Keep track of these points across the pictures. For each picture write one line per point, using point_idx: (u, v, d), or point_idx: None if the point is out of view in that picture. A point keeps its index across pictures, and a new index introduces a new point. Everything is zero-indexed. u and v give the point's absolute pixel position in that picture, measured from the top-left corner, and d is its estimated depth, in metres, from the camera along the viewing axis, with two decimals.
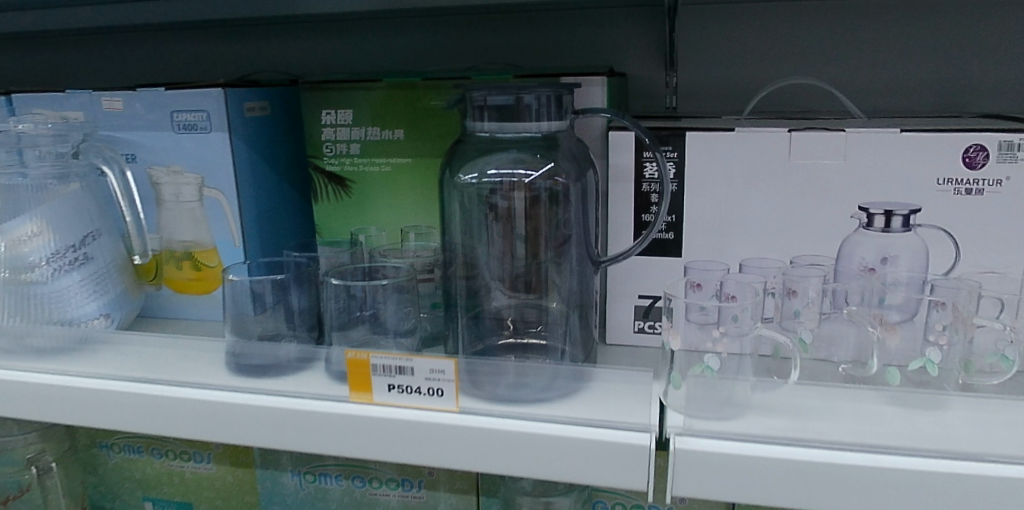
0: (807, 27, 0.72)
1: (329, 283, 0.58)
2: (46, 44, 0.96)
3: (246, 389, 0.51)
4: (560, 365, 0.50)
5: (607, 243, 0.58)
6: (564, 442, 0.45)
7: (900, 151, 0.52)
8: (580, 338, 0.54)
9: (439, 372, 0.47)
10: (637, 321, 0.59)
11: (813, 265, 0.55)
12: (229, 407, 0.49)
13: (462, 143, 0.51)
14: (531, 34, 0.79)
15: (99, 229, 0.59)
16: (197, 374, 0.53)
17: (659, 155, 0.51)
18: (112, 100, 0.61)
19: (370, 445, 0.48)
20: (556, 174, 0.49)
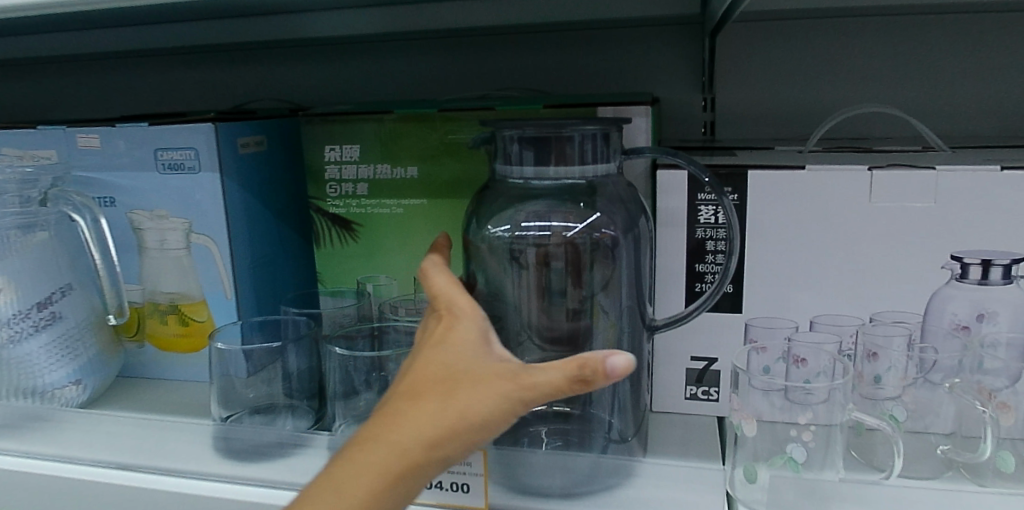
0: (862, 45, 0.65)
1: (331, 352, 0.47)
2: (27, 71, 0.90)
3: (236, 479, 0.43)
4: (601, 456, 0.43)
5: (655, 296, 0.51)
6: None
7: (1002, 192, 0.44)
8: (629, 405, 0.46)
9: (466, 465, 0.40)
10: (689, 387, 0.52)
11: (896, 323, 0.47)
12: (216, 503, 0.41)
13: (489, 190, 0.43)
14: (553, 56, 0.72)
15: (70, 284, 0.51)
16: (179, 459, 0.45)
17: (724, 198, 0.42)
18: (88, 137, 0.54)
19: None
20: (600, 226, 0.41)
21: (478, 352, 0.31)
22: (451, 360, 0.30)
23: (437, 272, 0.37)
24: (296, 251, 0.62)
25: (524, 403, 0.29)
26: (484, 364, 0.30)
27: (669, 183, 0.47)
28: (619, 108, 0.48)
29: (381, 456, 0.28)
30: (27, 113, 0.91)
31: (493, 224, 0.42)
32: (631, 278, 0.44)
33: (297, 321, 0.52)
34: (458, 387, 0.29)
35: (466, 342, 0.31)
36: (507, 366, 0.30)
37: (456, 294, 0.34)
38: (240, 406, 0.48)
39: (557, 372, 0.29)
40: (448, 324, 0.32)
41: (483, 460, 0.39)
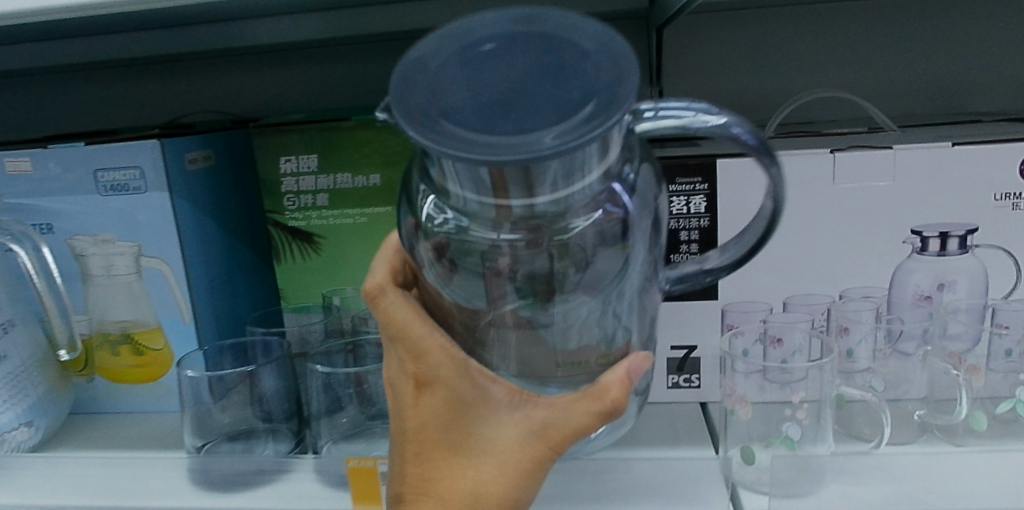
0: (803, 32, 0.67)
1: (311, 371, 0.45)
2: None
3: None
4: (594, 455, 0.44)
5: None
6: None
7: (954, 165, 0.46)
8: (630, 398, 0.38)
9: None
10: (671, 375, 0.53)
11: (866, 298, 0.49)
12: None
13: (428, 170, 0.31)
14: None
15: (12, 319, 0.47)
16: (154, 494, 0.42)
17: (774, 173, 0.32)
18: (17, 160, 0.50)
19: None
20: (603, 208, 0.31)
21: (484, 422, 0.34)
22: (477, 442, 0.34)
23: (395, 318, 0.34)
24: (253, 269, 0.59)
25: (557, 452, 0.34)
26: (507, 436, 0.33)
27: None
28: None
29: None
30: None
31: (432, 215, 0.32)
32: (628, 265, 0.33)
33: (268, 340, 0.50)
34: (481, 467, 0.34)
35: (465, 416, 0.34)
36: (518, 430, 0.33)
37: (435, 361, 0.33)
38: (214, 433, 0.45)
39: (580, 428, 0.32)
40: (434, 386, 0.34)
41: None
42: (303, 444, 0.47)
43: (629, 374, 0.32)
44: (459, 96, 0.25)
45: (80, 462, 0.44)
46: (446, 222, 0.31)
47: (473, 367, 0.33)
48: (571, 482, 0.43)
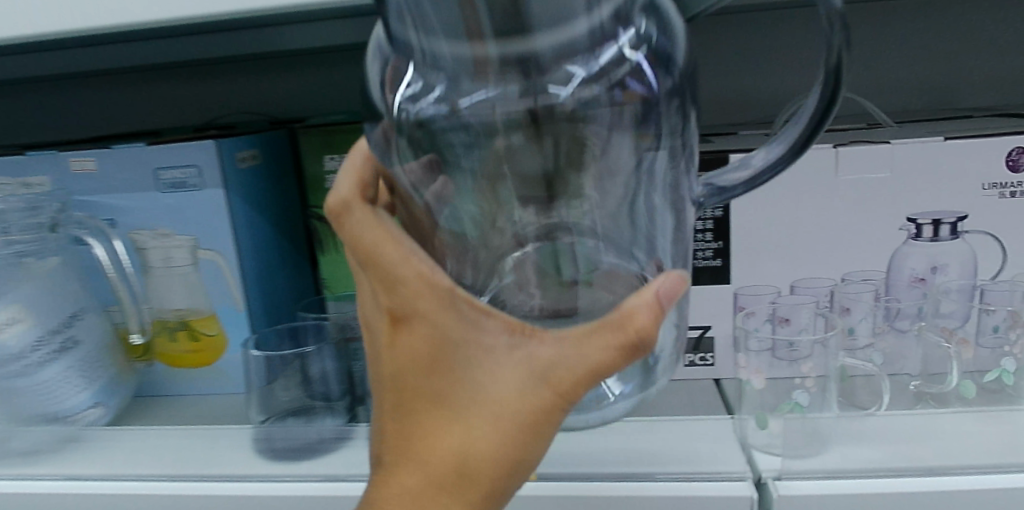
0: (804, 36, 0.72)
1: None
2: None
3: (290, 477, 0.45)
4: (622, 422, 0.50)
5: None
6: (649, 501, 0.44)
7: (947, 159, 0.50)
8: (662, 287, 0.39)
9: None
10: (687, 354, 0.58)
11: (865, 280, 0.54)
12: (277, 502, 0.43)
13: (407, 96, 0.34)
14: None
15: (85, 308, 0.51)
16: (227, 463, 0.46)
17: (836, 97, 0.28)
18: (83, 160, 0.53)
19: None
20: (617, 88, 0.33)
21: (476, 361, 0.31)
22: (467, 383, 0.31)
23: (366, 243, 0.32)
24: (295, 260, 0.63)
25: (567, 400, 0.31)
26: (504, 380, 0.31)
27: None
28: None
29: (419, 490, 0.33)
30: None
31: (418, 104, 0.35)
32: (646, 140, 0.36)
33: (314, 322, 0.54)
34: (474, 411, 0.31)
35: (452, 350, 0.31)
36: (514, 367, 0.31)
37: (414, 290, 0.31)
38: (275, 409, 0.50)
39: (587, 366, 0.29)
40: (420, 320, 0.31)
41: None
42: (354, 417, 0.51)
43: (660, 301, 0.29)
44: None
45: (160, 435, 0.49)
46: (433, 102, 0.34)
47: (460, 297, 0.31)
48: (601, 448, 0.48)
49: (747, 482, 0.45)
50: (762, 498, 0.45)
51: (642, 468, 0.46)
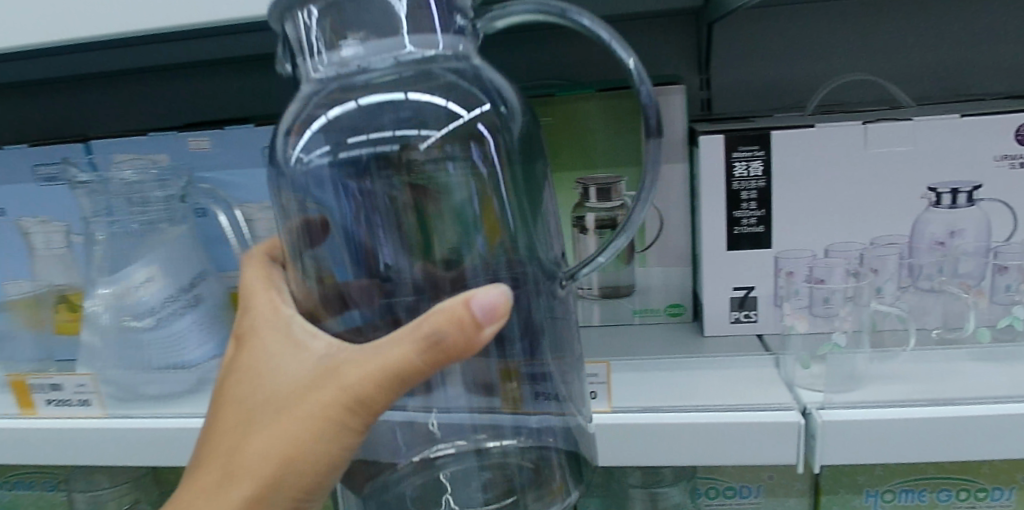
0: (836, 28, 0.75)
1: None
2: (49, 89, 0.91)
3: None
4: (677, 370, 0.58)
5: (704, 242, 0.63)
6: (717, 427, 0.52)
7: (963, 134, 0.57)
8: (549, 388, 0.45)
9: (594, 376, 0.55)
10: (733, 312, 0.64)
11: (891, 244, 0.61)
12: None
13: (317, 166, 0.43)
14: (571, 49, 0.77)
15: (205, 270, 0.56)
16: None
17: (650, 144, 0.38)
18: (198, 139, 0.57)
19: None
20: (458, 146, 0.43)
21: (289, 371, 0.36)
22: (274, 384, 0.36)
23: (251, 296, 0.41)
24: None
25: (346, 407, 0.33)
26: (299, 384, 0.35)
27: (711, 146, 0.60)
28: (660, 90, 0.62)
29: (205, 480, 0.36)
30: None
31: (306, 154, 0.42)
32: (513, 189, 0.45)
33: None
34: (277, 412, 0.35)
35: (265, 360, 0.37)
36: (307, 374, 0.35)
37: (263, 312, 0.40)
38: None
39: (366, 373, 0.32)
40: (253, 337, 0.39)
41: (605, 370, 0.54)
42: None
43: (474, 313, 0.30)
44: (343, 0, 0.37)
45: None
46: (321, 155, 0.42)
47: (294, 323, 0.38)
48: (668, 388, 0.56)
49: (794, 411, 0.52)
50: (807, 425, 0.52)
51: (702, 403, 0.54)
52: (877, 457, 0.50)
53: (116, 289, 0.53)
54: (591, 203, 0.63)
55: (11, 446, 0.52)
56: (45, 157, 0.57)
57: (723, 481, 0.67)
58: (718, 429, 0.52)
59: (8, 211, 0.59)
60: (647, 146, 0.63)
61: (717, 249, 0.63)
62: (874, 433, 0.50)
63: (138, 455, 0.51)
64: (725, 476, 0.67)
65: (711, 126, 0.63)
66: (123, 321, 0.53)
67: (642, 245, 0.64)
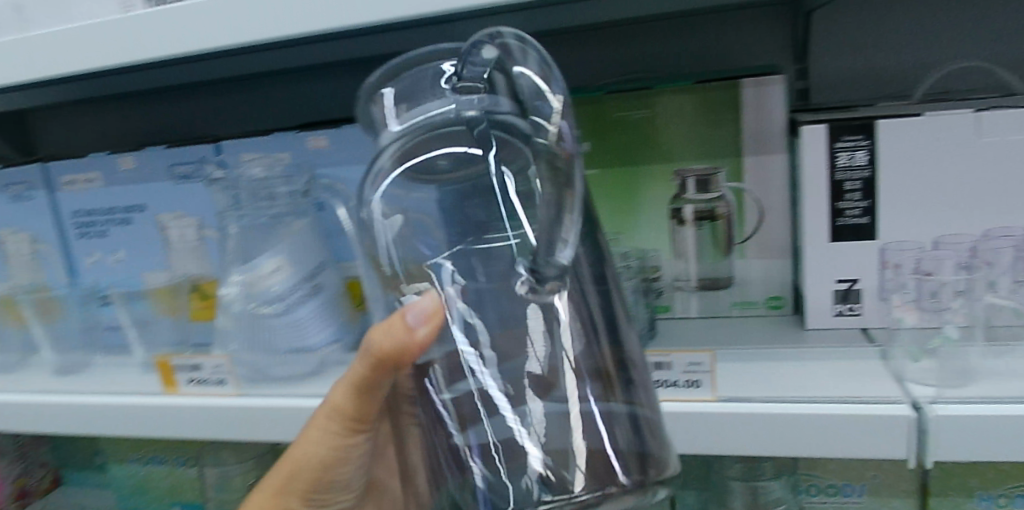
0: (943, 14, 0.72)
1: None
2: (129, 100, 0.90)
3: None
4: (780, 361, 0.58)
5: (805, 234, 0.63)
6: (825, 418, 0.51)
7: None
8: (611, 382, 0.36)
9: (696, 365, 0.55)
10: (836, 305, 0.64)
11: (1006, 236, 0.59)
12: None
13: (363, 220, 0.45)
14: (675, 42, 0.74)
15: (325, 261, 0.60)
16: None
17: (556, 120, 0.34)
18: (317, 138, 0.60)
19: None
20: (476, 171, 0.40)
21: None
22: None
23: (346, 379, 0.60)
24: None
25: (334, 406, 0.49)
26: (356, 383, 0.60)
27: (814, 136, 0.59)
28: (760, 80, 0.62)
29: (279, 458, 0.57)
30: (141, 137, 0.86)
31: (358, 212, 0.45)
32: (541, 195, 0.39)
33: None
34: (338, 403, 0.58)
35: None
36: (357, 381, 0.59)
37: None
38: None
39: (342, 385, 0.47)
40: None
41: (710, 359, 0.54)
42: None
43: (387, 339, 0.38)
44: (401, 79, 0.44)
45: None
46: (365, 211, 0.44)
47: None
48: (770, 380, 0.56)
49: (903, 405, 0.50)
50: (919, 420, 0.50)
51: (810, 395, 0.53)
52: (994, 453, 0.49)
53: (247, 279, 0.57)
54: (689, 195, 0.63)
55: (154, 422, 0.56)
56: (183, 157, 0.62)
57: (823, 481, 0.66)
58: (826, 421, 0.51)
59: (148, 207, 0.63)
60: (747, 138, 0.63)
61: (819, 240, 0.62)
62: (990, 429, 0.48)
63: (259, 433, 0.55)
64: (828, 475, 0.66)
65: (813, 117, 0.62)
66: (252, 309, 0.57)
67: (741, 236, 0.65)
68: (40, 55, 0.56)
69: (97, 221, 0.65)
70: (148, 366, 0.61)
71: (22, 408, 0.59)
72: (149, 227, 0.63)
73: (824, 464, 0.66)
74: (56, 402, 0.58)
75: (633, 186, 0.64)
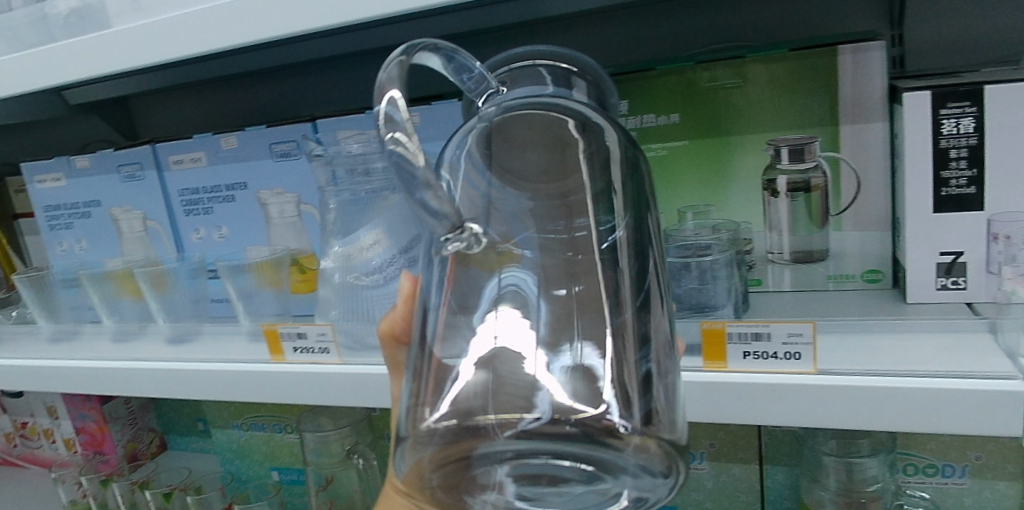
0: None
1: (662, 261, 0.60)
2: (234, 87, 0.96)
3: None
4: (880, 333, 0.55)
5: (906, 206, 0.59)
6: (926, 393, 0.47)
7: None
8: (636, 382, 0.30)
9: (798, 335, 0.52)
10: (939, 278, 0.59)
11: None
12: None
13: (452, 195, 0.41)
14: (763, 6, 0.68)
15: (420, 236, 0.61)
16: None
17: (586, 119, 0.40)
18: None
19: (732, 411, 0.53)
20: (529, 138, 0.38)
21: None
22: None
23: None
24: None
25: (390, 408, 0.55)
26: None
27: (918, 102, 0.56)
28: (857, 46, 0.59)
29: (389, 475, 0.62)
30: (244, 116, 0.91)
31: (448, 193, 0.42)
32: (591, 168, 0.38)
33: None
34: None
35: None
36: None
37: None
38: None
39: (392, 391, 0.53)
40: None
41: (812, 330, 0.51)
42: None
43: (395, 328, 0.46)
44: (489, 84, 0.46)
45: None
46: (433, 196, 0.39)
47: None
48: (867, 354, 0.53)
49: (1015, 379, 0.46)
50: None
51: (916, 371, 0.49)
52: None
53: (347, 252, 0.59)
54: (783, 165, 0.61)
55: (260, 385, 0.59)
56: (280, 136, 0.64)
57: (921, 457, 0.71)
58: (928, 397, 0.47)
59: (250, 185, 0.66)
60: (844, 106, 0.61)
61: (923, 206, 0.58)
62: None
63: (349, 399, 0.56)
64: (926, 454, 0.70)
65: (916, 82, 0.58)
66: (349, 280, 0.59)
67: (837, 208, 0.63)
68: (131, 41, 0.58)
69: (202, 199, 0.69)
70: (255, 335, 0.65)
71: (140, 373, 0.64)
72: (253, 204, 0.67)
73: (923, 444, 0.70)
74: (168, 368, 0.62)
75: (724, 157, 0.64)
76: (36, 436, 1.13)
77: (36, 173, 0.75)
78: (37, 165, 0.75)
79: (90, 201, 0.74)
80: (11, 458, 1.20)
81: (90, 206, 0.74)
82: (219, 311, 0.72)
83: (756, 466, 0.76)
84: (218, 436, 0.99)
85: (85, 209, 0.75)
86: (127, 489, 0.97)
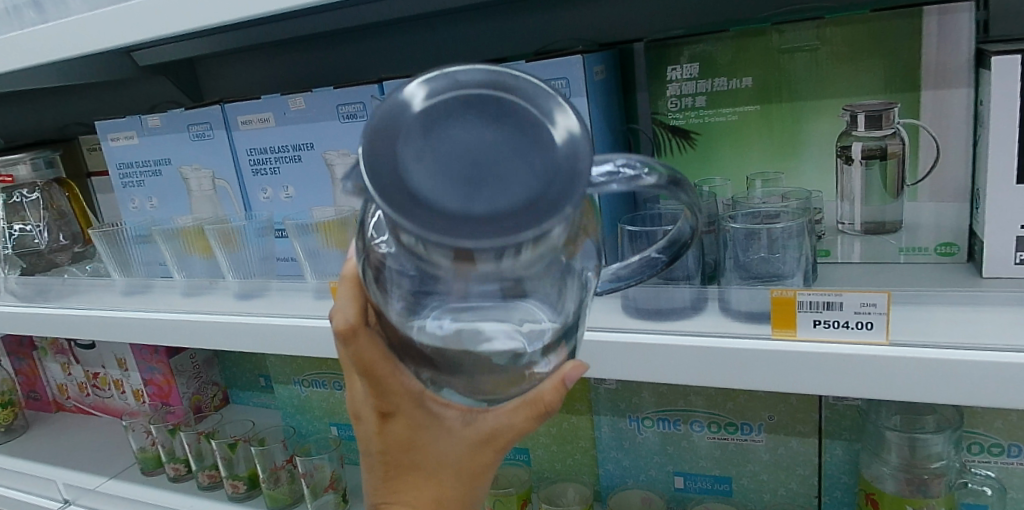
0: None
1: (733, 227, 0.59)
2: (277, 52, 0.94)
3: (669, 331, 0.56)
4: (953, 295, 0.52)
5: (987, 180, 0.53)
6: (1003, 365, 0.44)
7: None
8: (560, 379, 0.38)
9: (871, 305, 0.48)
10: (1017, 253, 0.54)
11: None
12: (663, 346, 0.55)
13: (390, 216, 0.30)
14: None
15: None
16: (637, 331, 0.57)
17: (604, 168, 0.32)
18: None
19: (792, 381, 0.50)
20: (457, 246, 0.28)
21: None
22: None
23: (364, 354, 0.34)
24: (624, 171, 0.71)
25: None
26: None
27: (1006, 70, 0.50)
28: (942, 8, 0.55)
29: None
30: (310, 79, 0.93)
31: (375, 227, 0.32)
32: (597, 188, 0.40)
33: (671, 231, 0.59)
34: None
35: None
36: None
37: None
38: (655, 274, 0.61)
39: None
40: None
41: (887, 299, 0.47)
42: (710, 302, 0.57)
43: (563, 381, 0.35)
44: (388, 161, 0.27)
45: None
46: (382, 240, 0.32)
47: None
48: (937, 322, 0.49)
49: None
50: None
51: (1009, 346, 0.44)
52: None
53: None
54: (859, 131, 0.59)
55: (326, 341, 0.60)
56: (346, 98, 0.64)
57: (989, 438, 0.70)
58: (1006, 373, 0.44)
59: (316, 145, 0.67)
60: (927, 70, 0.57)
61: (1007, 180, 0.53)
62: None
63: None
64: (992, 433, 0.69)
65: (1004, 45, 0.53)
66: None
67: (913, 178, 0.60)
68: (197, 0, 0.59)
69: (270, 159, 0.71)
70: (321, 293, 0.66)
71: (212, 325, 0.66)
72: (319, 163, 0.68)
73: (989, 422, 0.69)
74: (235, 321, 0.65)
75: (798, 124, 0.62)
76: (107, 387, 1.19)
77: (109, 131, 0.79)
78: (110, 123, 0.78)
79: (161, 160, 0.77)
80: (84, 406, 1.26)
81: (160, 163, 0.77)
82: (285, 269, 0.75)
83: (814, 440, 0.76)
84: (280, 391, 1.02)
85: (157, 168, 0.78)
86: (193, 438, 1.01)
